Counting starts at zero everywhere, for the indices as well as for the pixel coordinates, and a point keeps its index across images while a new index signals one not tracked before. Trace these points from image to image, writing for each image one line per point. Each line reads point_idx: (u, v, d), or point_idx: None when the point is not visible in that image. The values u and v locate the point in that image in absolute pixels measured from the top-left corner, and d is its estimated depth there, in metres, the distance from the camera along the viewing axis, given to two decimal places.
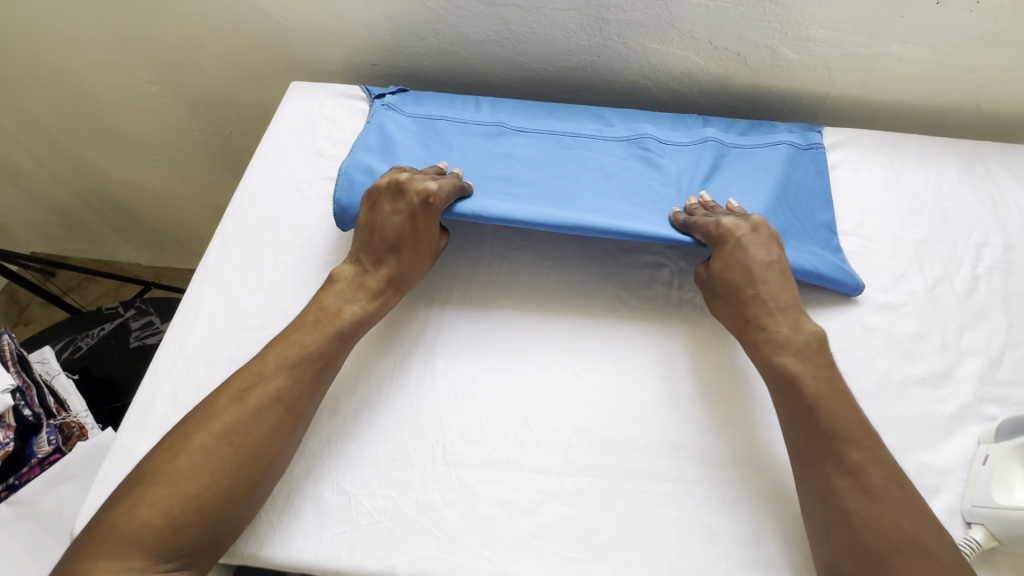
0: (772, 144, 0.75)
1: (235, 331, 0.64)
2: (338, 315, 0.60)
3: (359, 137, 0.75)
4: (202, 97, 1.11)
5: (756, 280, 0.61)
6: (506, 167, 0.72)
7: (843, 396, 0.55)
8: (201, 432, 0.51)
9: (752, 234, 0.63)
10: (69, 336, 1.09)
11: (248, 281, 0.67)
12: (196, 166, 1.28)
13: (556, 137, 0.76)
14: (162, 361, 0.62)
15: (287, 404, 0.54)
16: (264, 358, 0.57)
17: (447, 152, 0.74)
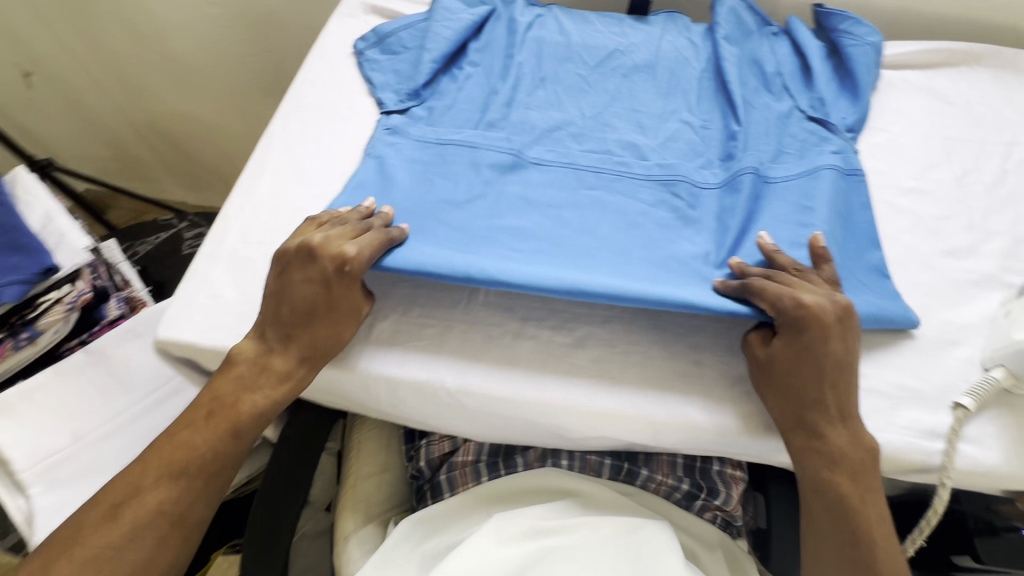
0: (810, 173, 0.68)
1: (298, 187, 0.69)
2: (230, 407, 0.56)
3: (357, 175, 0.68)
4: (258, 19, 1.18)
5: (824, 382, 0.53)
6: (515, 216, 0.66)
7: (864, 497, 0.52)
8: (68, 556, 0.51)
9: (840, 320, 0.55)
10: (127, 243, 1.18)
11: (310, 143, 0.73)
12: (247, 95, 1.35)
13: (574, 169, 0.70)
14: (232, 208, 0.67)
15: (169, 516, 0.53)
16: (150, 464, 0.54)
17: (450, 189, 0.67)
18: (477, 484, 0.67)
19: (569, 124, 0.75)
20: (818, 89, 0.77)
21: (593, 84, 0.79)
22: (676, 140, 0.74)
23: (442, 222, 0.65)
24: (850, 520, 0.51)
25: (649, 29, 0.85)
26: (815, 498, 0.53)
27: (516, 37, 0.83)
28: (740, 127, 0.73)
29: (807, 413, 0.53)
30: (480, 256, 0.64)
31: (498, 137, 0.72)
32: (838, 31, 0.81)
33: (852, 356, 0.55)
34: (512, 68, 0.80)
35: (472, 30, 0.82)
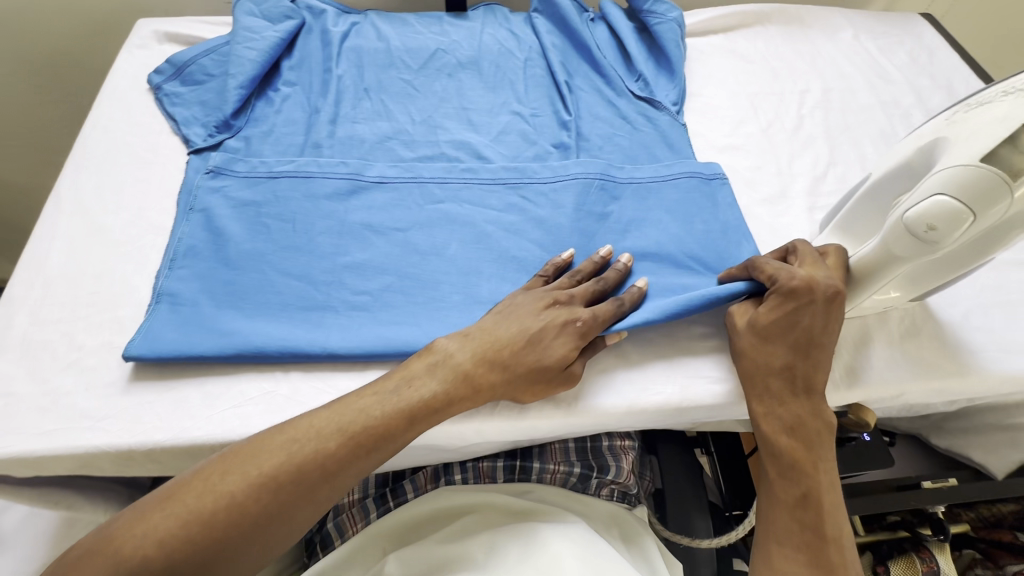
0: (655, 167, 0.71)
1: (98, 248, 0.61)
2: (347, 432, 0.48)
3: (181, 236, 0.62)
4: (48, 60, 1.04)
5: (795, 358, 0.53)
6: (360, 247, 0.63)
7: (816, 462, 0.51)
8: (217, 484, 0.44)
9: (831, 304, 0.53)
10: None
11: (109, 197, 0.65)
12: (55, 145, 1.19)
13: (415, 183, 0.68)
14: (17, 286, 0.58)
15: (235, 516, 0.44)
16: (261, 453, 0.46)
17: (288, 232, 0.63)
18: (367, 523, 0.64)
19: (400, 132, 0.73)
20: (640, 70, 0.80)
21: (424, 91, 0.77)
22: (509, 134, 0.74)
23: (283, 272, 0.61)
24: (804, 483, 0.51)
25: (470, 25, 0.85)
26: (772, 461, 0.52)
27: (334, 52, 0.79)
28: (571, 116, 0.76)
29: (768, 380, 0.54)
30: (324, 291, 0.60)
31: (331, 161, 0.68)
32: (643, 11, 0.84)
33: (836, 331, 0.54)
34: (332, 82, 0.76)
35: (282, 46, 0.77)
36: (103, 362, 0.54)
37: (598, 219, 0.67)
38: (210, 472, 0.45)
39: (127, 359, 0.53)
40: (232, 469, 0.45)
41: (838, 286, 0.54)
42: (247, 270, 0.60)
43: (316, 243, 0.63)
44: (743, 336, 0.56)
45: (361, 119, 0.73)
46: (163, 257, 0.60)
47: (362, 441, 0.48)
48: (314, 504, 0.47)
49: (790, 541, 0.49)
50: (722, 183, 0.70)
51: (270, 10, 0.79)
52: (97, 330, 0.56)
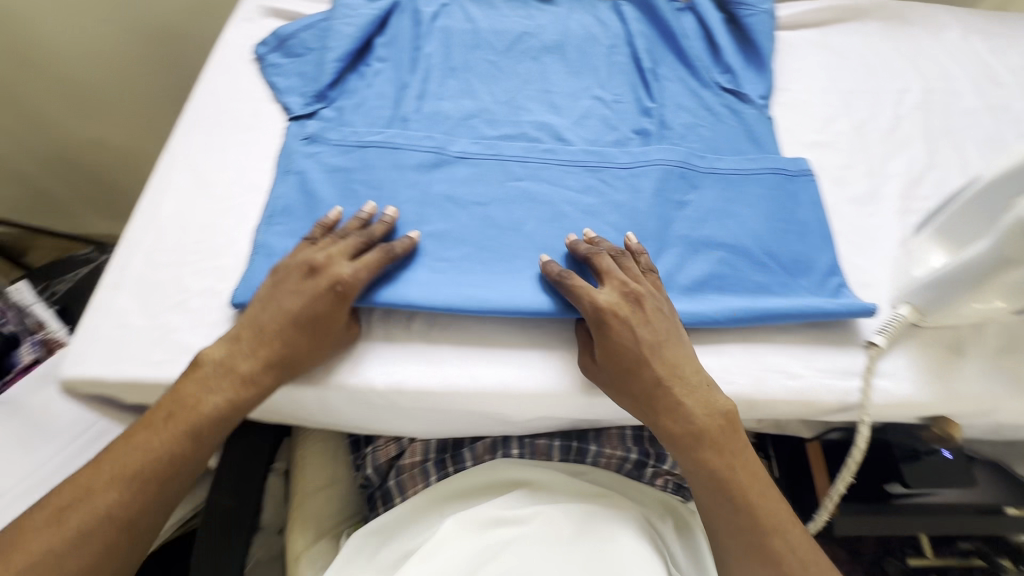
0: (737, 161, 0.70)
1: (205, 203, 0.66)
2: (176, 425, 0.52)
3: (276, 196, 0.65)
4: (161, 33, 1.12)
5: (665, 376, 0.54)
6: (442, 218, 0.64)
7: (730, 467, 0.53)
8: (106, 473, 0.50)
9: (635, 313, 0.55)
10: (43, 284, 1.10)
11: (215, 156, 0.70)
12: (160, 111, 1.29)
13: (497, 160, 0.69)
14: (135, 231, 0.64)
15: (121, 522, 0.49)
16: (111, 465, 0.51)
17: (375, 198, 0.65)
18: (427, 485, 0.66)
19: (484, 112, 0.74)
20: (728, 63, 0.78)
21: (508, 72, 0.78)
22: (589, 118, 0.74)
23: (369, 237, 0.63)
24: (727, 493, 0.52)
25: (556, 9, 0.85)
26: (699, 483, 0.53)
27: (422, 28, 0.81)
28: (654, 103, 0.75)
29: (643, 409, 0.54)
30: (406, 257, 0.62)
31: (418, 135, 0.70)
32: (733, 3, 0.83)
33: (662, 347, 0.54)
34: (421, 60, 0.78)
35: (375, 25, 0.80)
36: (206, 305, 0.59)
37: (675, 206, 0.66)
38: (80, 496, 0.50)
39: (233, 305, 0.57)
40: (100, 485, 0.50)
41: (633, 290, 0.56)
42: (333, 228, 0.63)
43: (398, 206, 0.65)
44: (602, 371, 0.55)
45: (447, 96, 0.75)
46: (261, 215, 0.64)
47: (237, 401, 0.54)
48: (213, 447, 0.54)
49: (733, 543, 0.52)
50: (809, 180, 0.68)
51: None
52: (202, 276, 0.61)
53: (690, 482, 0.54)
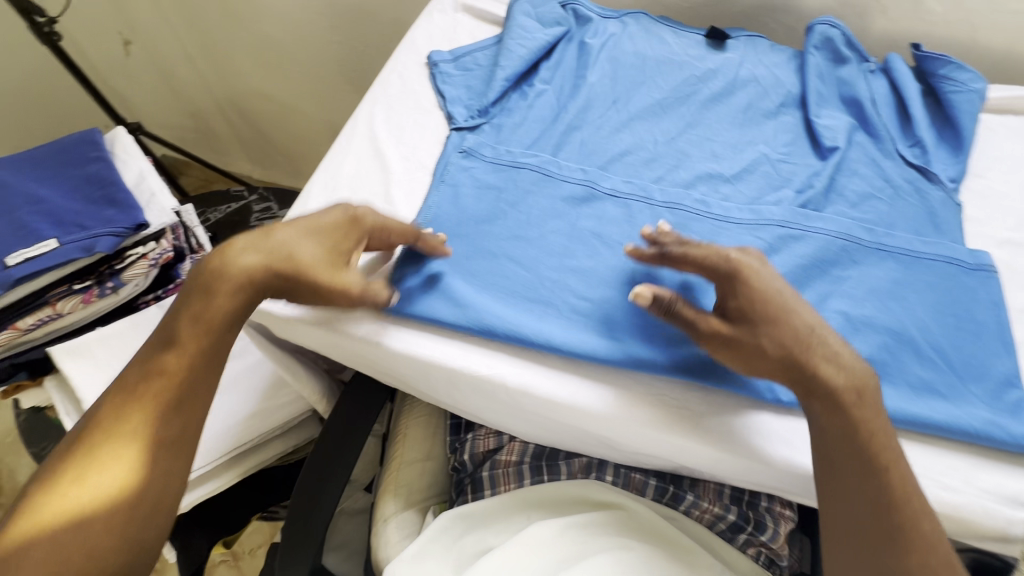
0: (911, 249, 0.64)
1: (376, 173, 0.71)
2: (192, 330, 0.54)
3: (430, 202, 0.67)
4: (349, 12, 1.22)
5: (795, 343, 0.51)
6: (586, 254, 0.64)
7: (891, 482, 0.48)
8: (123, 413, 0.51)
9: (781, 312, 0.52)
10: (201, 210, 1.24)
11: (394, 132, 0.75)
12: (330, 81, 1.41)
13: (648, 203, 0.68)
14: (316, 186, 0.70)
15: (154, 439, 0.51)
16: (130, 388, 0.53)
17: (522, 220, 0.66)
18: (519, 486, 0.68)
19: (644, 145, 0.74)
20: (919, 135, 0.73)
21: (670, 112, 0.77)
22: (754, 168, 0.72)
23: (511, 259, 0.63)
24: (870, 518, 0.47)
25: (727, 55, 0.83)
26: (849, 486, 0.49)
27: (588, 55, 0.83)
28: (828, 166, 0.71)
29: (768, 373, 0.52)
30: (552, 271, 0.62)
31: (572, 167, 0.71)
32: (937, 76, 0.76)
33: (819, 373, 0.50)
34: (583, 89, 0.79)
35: (545, 50, 0.82)
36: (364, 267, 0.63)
37: (835, 280, 0.62)
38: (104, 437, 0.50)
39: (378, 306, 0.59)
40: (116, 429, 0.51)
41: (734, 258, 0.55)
42: (484, 231, 0.65)
43: (545, 225, 0.66)
44: (698, 321, 0.53)
45: (615, 117, 0.77)
46: (412, 219, 0.67)
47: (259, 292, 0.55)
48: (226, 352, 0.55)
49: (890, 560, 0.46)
50: (990, 277, 0.62)
51: (537, 12, 0.85)
52: None
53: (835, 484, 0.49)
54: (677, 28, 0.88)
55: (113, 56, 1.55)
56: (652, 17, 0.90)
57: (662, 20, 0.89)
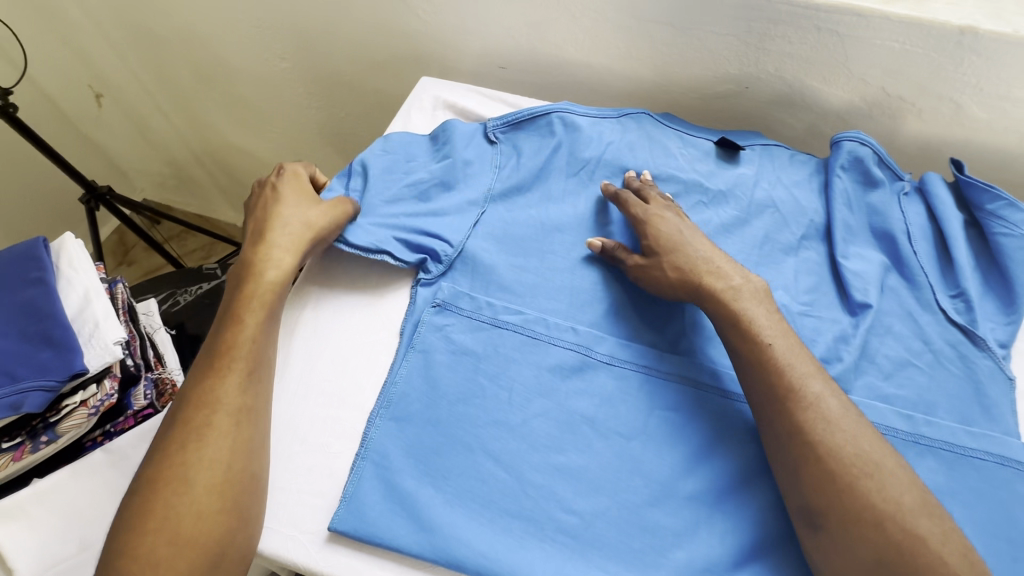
0: (957, 444, 0.55)
1: (336, 332, 0.63)
2: (256, 310, 0.57)
3: (396, 376, 0.58)
4: (325, 80, 1.12)
5: (688, 266, 0.60)
6: (576, 449, 0.55)
7: (866, 456, 0.48)
8: (187, 440, 0.50)
9: (775, 418, 0.52)
10: (170, 291, 1.15)
11: (363, 276, 0.67)
12: (310, 142, 1.32)
13: (648, 374, 0.59)
14: None
15: (235, 408, 0.52)
16: (206, 367, 0.54)
17: (503, 400, 0.57)
18: None
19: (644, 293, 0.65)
20: (963, 285, 0.64)
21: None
22: None
23: (489, 454, 0.55)
24: (811, 472, 0.48)
25: (740, 171, 0.73)
26: (804, 455, 0.49)
27: (581, 172, 0.74)
28: (856, 325, 0.62)
29: (670, 292, 0.61)
30: (536, 471, 0.54)
31: (562, 324, 0.62)
32: (983, 211, 0.67)
33: (810, 439, 0.49)
34: (577, 219, 0.70)
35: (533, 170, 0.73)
36: (319, 465, 0.55)
37: None
38: (190, 417, 0.51)
39: (330, 530, 0.50)
40: (184, 466, 0.49)
41: (652, 214, 0.66)
42: (459, 416, 0.56)
43: (529, 405, 0.57)
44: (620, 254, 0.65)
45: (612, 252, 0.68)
46: (375, 398, 0.58)
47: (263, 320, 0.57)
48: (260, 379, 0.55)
49: (838, 507, 0.47)
50: None
51: (518, 121, 0.76)
52: (318, 426, 0.57)
53: (785, 443, 0.51)
54: (683, 131, 0.78)
55: (84, 114, 1.43)
56: (654, 116, 0.79)
57: (667, 120, 0.80)
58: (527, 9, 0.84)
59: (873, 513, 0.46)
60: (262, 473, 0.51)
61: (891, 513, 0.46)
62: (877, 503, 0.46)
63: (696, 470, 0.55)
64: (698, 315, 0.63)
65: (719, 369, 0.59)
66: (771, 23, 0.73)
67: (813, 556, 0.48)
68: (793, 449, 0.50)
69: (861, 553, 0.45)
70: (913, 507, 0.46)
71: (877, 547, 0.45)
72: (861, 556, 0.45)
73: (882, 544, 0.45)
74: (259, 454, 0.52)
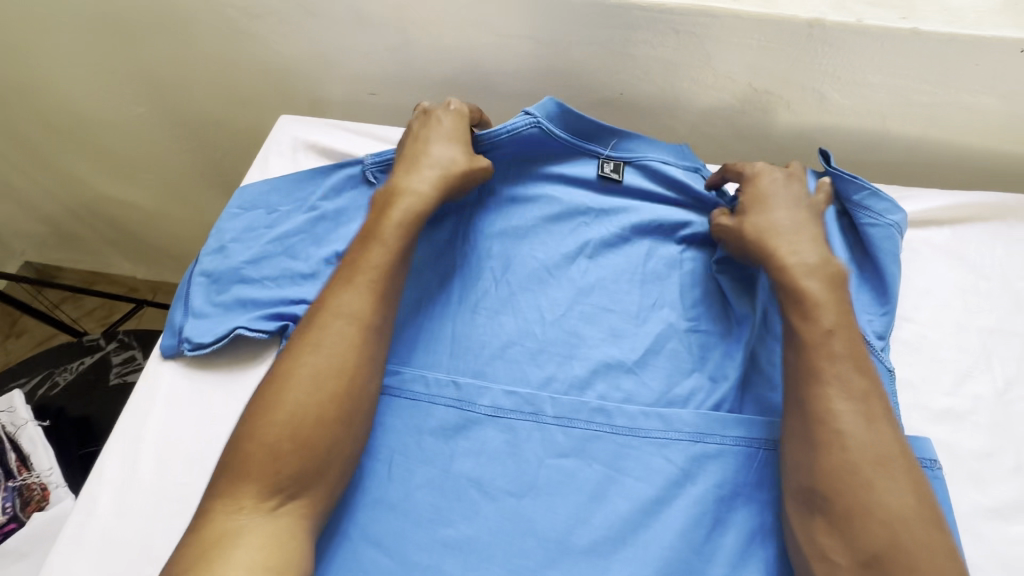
0: None
1: (191, 427, 0.58)
2: (394, 229, 0.57)
3: None
4: (192, 119, 1.03)
5: (779, 228, 0.58)
6: (465, 518, 0.51)
7: (885, 451, 0.47)
8: (306, 356, 0.51)
9: (805, 394, 0.50)
10: (45, 371, 0.97)
11: (219, 355, 0.62)
12: (187, 187, 1.19)
13: (536, 420, 0.56)
14: (110, 458, 0.57)
15: (360, 334, 0.52)
16: (343, 277, 0.54)
17: (382, 477, 0.53)
18: None
19: (528, 331, 0.61)
20: None
21: (561, 276, 0.65)
22: (658, 350, 0.61)
23: (372, 540, 0.51)
24: (831, 455, 0.47)
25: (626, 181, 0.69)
26: (829, 437, 0.48)
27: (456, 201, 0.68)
28: (735, 337, 0.61)
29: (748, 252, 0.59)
30: (423, 551, 0.50)
31: (442, 379, 0.58)
32: (852, 202, 0.66)
33: (827, 424, 0.48)
34: (454, 257, 0.66)
35: None
36: None
37: (763, 511, 0.52)
38: (319, 320, 0.52)
39: None
40: (296, 380, 0.49)
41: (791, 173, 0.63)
42: (336, 500, 0.52)
43: (411, 476, 0.53)
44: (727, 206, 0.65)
45: (494, 289, 0.64)
46: None
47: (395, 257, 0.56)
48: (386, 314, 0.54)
49: (848, 496, 0.46)
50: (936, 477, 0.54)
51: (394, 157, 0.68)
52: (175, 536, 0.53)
53: (813, 418, 0.49)
54: None
55: None
56: (546, 123, 0.67)
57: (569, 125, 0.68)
58: (384, 33, 0.79)
59: (883, 510, 0.45)
60: (365, 406, 0.52)
61: (896, 514, 0.45)
62: (888, 501, 0.45)
63: (592, 521, 0.52)
64: (581, 351, 0.60)
65: (609, 406, 0.56)
66: (631, 29, 0.71)
67: (801, 543, 0.48)
68: (818, 424, 0.49)
69: (861, 546, 0.44)
70: (910, 516, 0.45)
71: (878, 541, 0.44)
72: (861, 550, 0.44)
73: (884, 541, 0.44)
74: (374, 378, 0.53)
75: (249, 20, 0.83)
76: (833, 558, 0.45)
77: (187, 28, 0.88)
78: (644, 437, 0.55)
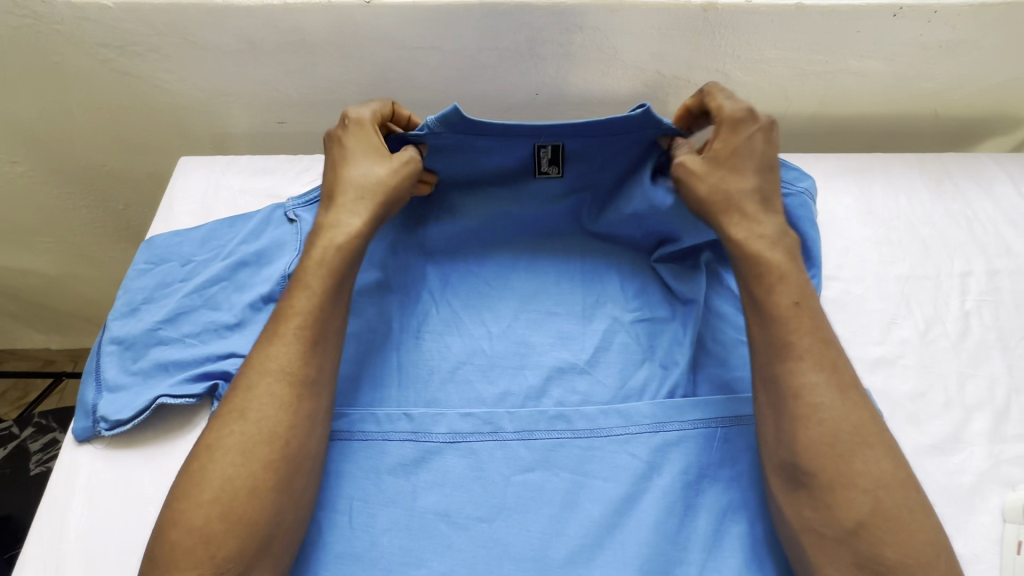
0: None
1: (119, 515, 0.53)
2: (318, 272, 0.52)
3: None
4: (86, 172, 0.95)
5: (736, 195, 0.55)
6: (438, 553, 0.50)
7: (867, 423, 0.47)
8: (232, 422, 0.46)
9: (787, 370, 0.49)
10: None
11: (142, 430, 0.56)
12: (90, 245, 1.09)
13: (498, 440, 0.54)
14: (28, 566, 0.51)
15: (291, 391, 0.47)
16: (272, 330, 0.49)
17: (345, 528, 0.50)
18: None
19: (478, 351, 0.60)
20: None
21: (503, 286, 0.64)
22: (609, 348, 0.60)
23: None
24: (817, 432, 0.46)
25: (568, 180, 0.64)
26: (814, 411, 0.47)
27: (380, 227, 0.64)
28: (679, 322, 0.62)
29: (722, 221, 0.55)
30: None
31: (394, 413, 0.55)
32: None
33: (810, 401, 0.47)
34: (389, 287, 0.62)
35: None
36: None
37: (729, 489, 0.53)
38: (249, 382, 0.47)
39: None
40: (221, 450, 0.45)
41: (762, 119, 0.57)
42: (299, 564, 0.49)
43: (376, 521, 0.51)
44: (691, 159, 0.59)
45: (436, 312, 0.62)
46: None
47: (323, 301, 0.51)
48: (321, 363, 0.49)
49: (826, 469, 0.46)
50: None
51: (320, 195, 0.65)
52: None
53: (795, 393, 0.48)
54: None
55: None
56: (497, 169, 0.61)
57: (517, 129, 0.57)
58: (281, 59, 0.75)
59: (865, 479, 0.45)
60: (309, 465, 0.47)
61: (875, 483, 0.45)
62: (870, 470, 0.45)
63: (562, 527, 0.51)
64: (540, 359, 0.59)
65: (567, 410, 0.56)
66: (535, 29, 0.71)
67: (786, 515, 0.48)
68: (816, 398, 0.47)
69: (845, 516, 0.45)
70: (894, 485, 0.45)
71: (864, 509, 0.44)
72: (842, 520, 0.45)
73: (867, 509, 0.44)
74: (315, 434, 0.48)
75: (131, 60, 0.77)
76: (819, 529, 0.45)
77: (63, 75, 0.80)
78: (606, 436, 0.55)
